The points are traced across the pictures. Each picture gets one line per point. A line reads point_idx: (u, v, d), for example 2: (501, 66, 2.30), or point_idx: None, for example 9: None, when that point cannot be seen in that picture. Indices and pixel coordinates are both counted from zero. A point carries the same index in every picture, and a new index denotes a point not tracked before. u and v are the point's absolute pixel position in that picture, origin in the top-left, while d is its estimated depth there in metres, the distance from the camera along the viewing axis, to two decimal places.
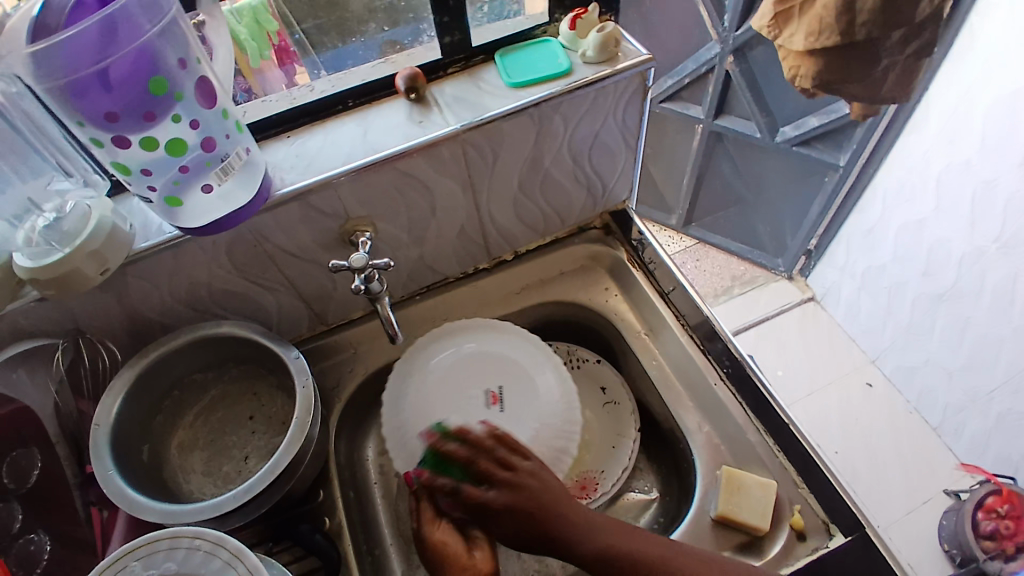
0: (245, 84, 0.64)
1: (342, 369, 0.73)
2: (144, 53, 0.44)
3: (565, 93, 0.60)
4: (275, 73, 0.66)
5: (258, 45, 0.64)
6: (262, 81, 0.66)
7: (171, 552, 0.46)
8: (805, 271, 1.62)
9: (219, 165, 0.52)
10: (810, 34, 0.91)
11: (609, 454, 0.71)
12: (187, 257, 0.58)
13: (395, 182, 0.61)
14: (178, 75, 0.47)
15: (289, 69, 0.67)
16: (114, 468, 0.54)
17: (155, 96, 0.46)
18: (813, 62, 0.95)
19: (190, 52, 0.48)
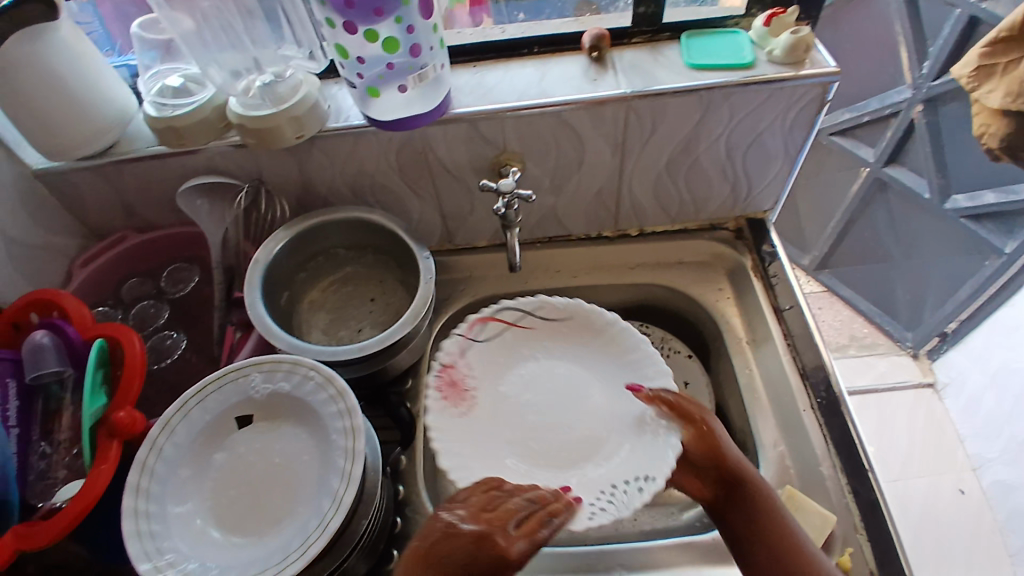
0: None
1: (455, 287, 0.81)
2: None
3: (741, 84, 0.62)
4: (465, 17, 0.72)
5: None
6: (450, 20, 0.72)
7: (290, 374, 0.57)
8: (933, 354, 1.50)
9: (418, 71, 0.59)
10: (1007, 95, 0.86)
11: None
12: (364, 146, 0.66)
13: (555, 129, 0.66)
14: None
15: (477, 16, 0.72)
16: (261, 297, 0.64)
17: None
18: (1007, 122, 0.89)
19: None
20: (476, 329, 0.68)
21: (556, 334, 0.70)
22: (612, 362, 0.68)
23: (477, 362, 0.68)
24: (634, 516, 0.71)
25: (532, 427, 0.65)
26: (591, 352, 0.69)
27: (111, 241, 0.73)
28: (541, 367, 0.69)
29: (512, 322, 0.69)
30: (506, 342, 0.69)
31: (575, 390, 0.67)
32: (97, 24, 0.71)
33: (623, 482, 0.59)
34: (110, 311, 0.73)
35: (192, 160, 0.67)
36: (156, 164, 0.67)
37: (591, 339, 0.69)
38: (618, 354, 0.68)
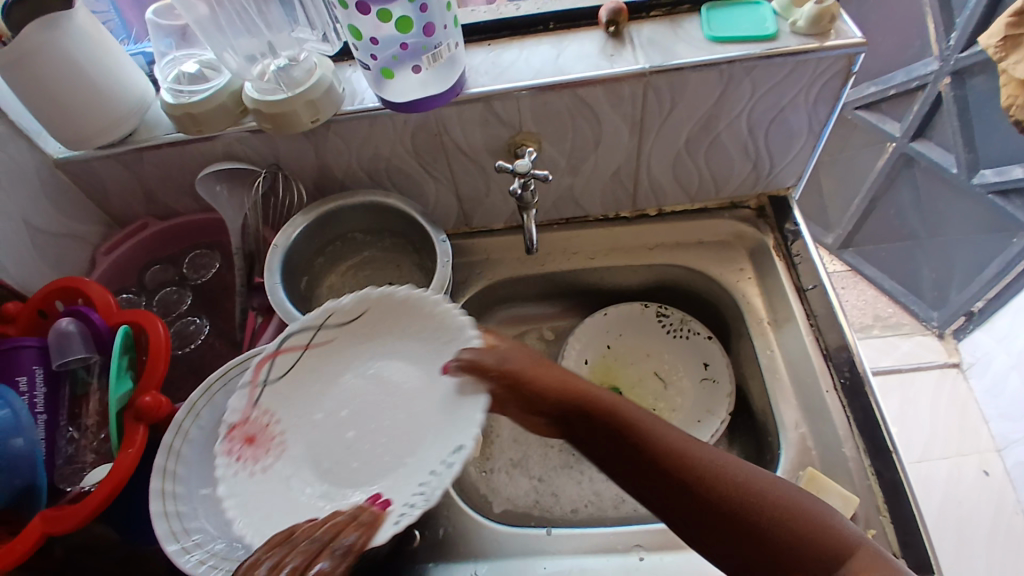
0: None
1: (472, 270, 0.80)
2: None
3: (763, 57, 0.60)
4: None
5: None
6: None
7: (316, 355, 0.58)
8: (959, 333, 1.46)
9: (432, 51, 0.59)
10: None
11: (693, 428, 0.74)
12: (379, 128, 0.66)
13: (571, 108, 0.64)
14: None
15: None
16: (280, 282, 0.65)
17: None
18: None
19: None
20: (264, 368, 0.56)
21: (362, 329, 0.59)
22: (433, 347, 0.58)
23: (275, 398, 0.56)
24: None
25: (346, 449, 0.55)
26: (412, 342, 0.59)
27: (133, 229, 0.74)
28: (372, 370, 0.59)
29: (306, 344, 0.57)
30: (298, 372, 0.57)
31: (398, 388, 0.58)
32: (114, 13, 0.72)
33: (429, 473, 0.51)
34: (135, 297, 0.73)
35: (210, 147, 0.67)
36: (173, 151, 0.67)
37: (406, 324, 0.59)
38: (434, 337, 0.58)
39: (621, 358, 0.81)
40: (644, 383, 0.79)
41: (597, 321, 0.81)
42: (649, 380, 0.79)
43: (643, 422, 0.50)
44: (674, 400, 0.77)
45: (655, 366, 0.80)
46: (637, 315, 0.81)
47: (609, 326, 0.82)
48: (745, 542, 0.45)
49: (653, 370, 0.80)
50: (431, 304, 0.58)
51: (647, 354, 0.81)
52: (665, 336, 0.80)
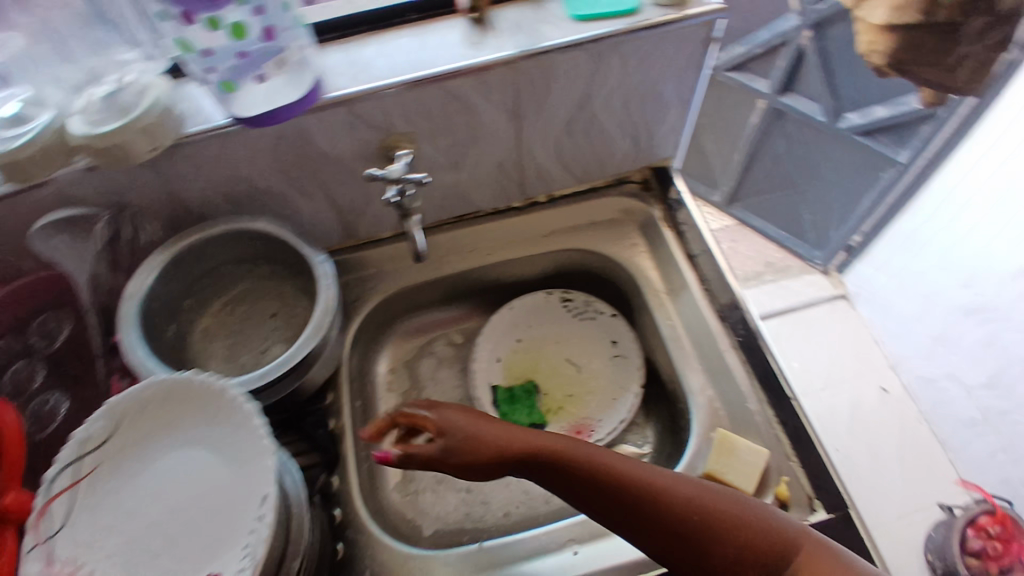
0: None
1: (364, 285, 0.76)
2: None
3: (628, 32, 0.59)
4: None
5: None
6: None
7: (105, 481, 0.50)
8: (843, 267, 1.55)
9: (275, 56, 0.54)
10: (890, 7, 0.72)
11: (611, 407, 0.74)
12: (232, 148, 0.59)
13: (440, 102, 0.61)
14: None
15: None
16: (138, 337, 0.58)
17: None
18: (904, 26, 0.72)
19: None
20: (47, 519, 0.48)
21: (138, 437, 0.52)
22: (224, 428, 0.52)
23: (75, 546, 0.48)
24: None
25: (160, 557, 0.47)
26: (205, 428, 0.52)
27: None
28: (167, 470, 0.51)
29: (78, 480, 0.50)
30: (85, 509, 0.49)
31: (201, 478, 0.50)
32: None
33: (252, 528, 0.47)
34: None
35: (37, 195, 0.58)
36: None
37: (191, 413, 0.53)
38: (223, 417, 0.52)
39: (534, 351, 0.79)
40: (559, 371, 0.78)
41: (503, 317, 0.79)
42: (564, 368, 0.78)
43: (581, 459, 0.52)
44: (589, 384, 0.76)
45: (568, 352, 0.79)
46: (541, 304, 0.80)
47: (516, 319, 0.80)
48: (704, 554, 0.47)
49: (566, 357, 0.78)
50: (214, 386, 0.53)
51: (557, 342, 0.79)
52: (572, 321, 0.79)
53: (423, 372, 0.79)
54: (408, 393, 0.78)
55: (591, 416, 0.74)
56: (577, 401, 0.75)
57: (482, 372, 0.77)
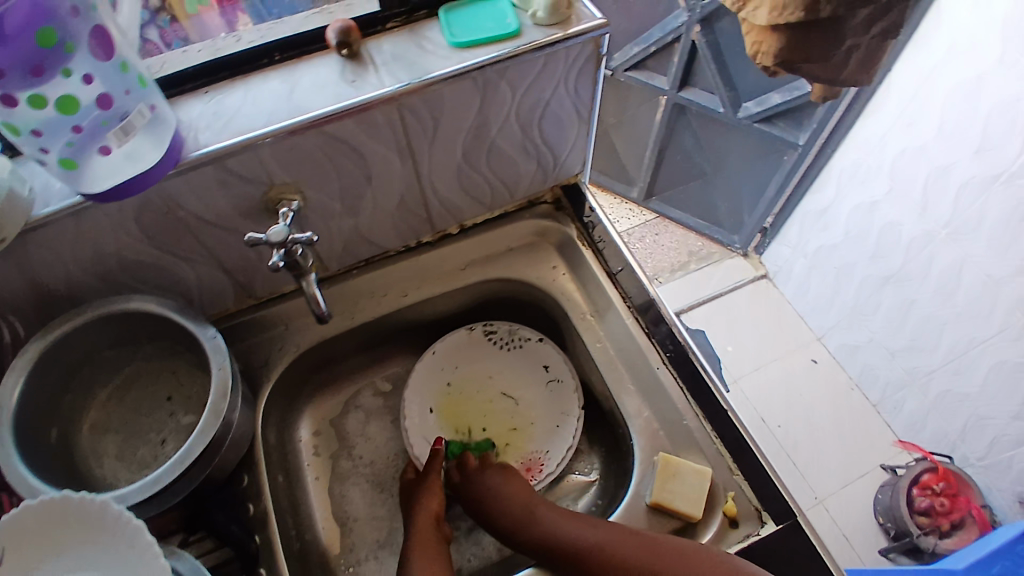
0: (178, 26, 0.60)
1: (271, 346, 0.69)
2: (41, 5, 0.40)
3: (513, 57, 0.57)
4: (215, 18, 0.61)
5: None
6: (197, 25, 0.60)
7: None
8: (759, 248, 1.63)
9: (118, 124, 0.47)
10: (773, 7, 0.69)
11: (556, 437, 0.70)
12: (92, 224, 0.52)
13: (323, 147, 0.56)
14: (70, 24, 0.42)
15: (230, 15, 0.61)
16: (18, 455, 0.50)
17: (44, 50, 0.41)
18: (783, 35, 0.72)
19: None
20: None
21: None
22: (110, 549, 0.44)
23: None
24: None
25: None
26: (89, 551, 0.45)
27: None
28: None
29: None
30: None
31: None
32: None
33: None
34: None
35: None
36: None
37: (71, 535, 0.45)
38: (109, 538, 0.44)
39: (466, 391, 0.75)
40: (496, 409, 0.74)
41: (428, 363, 0.75)
42: (502, 403, 0.74)
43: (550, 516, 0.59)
44: (528, 420, 0.72)
45: (503, 386, 0.75)
46: (464, 342, 0.76)
47: (441, 362, 0.75)
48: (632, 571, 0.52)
49: (501, 390, 0.75)
50: (94, 504, 0.45)
51: (488, 381, 0.75)
52: (501, 354, 0.76)
53: (351, 428, 0.74)
54: (338, 453, 0.72)
55: (535, 450, 0.70)
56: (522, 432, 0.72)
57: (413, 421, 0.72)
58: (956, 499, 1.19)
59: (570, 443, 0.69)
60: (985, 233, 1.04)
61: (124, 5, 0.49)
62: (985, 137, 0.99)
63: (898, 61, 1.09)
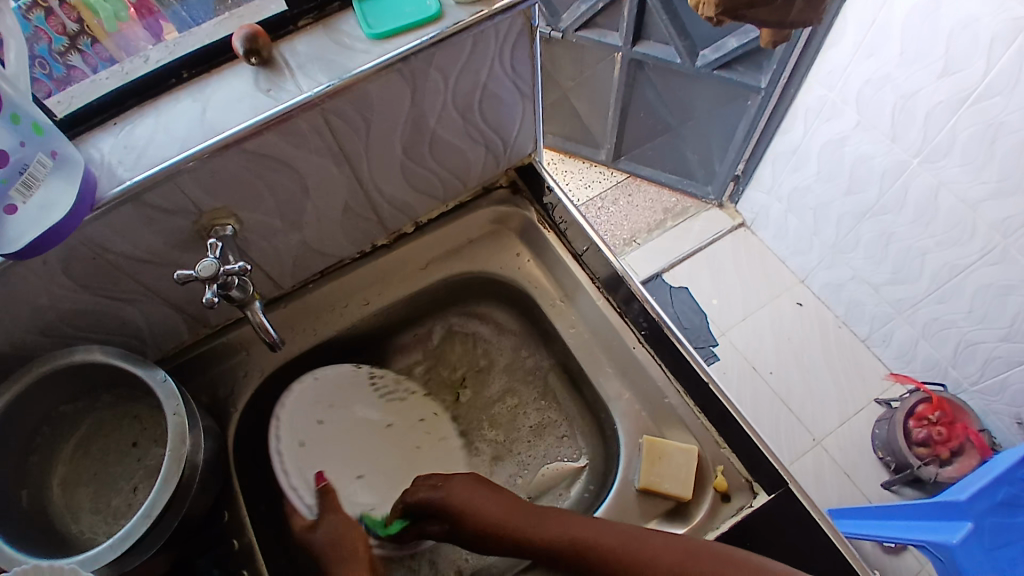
0: (105, 52, 0.55)
1: (234, 375, 0.66)
2: None
3: (438, 42, 0.53)
4: (138, 32, 0.56)
5: (111, 4, 0.55)
6: (121, 43, 0.56)
7: None
8: (734, 197, 1.60)
9: (19, 179, 0.43)
10: None
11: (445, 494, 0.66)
12: (14, 283, 0.49)
13: (248, 166, 0.52)
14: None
15: (155, 27, 0.56)
16: None
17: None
18: None
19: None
20: None
21: None
22: None
23: None
24: None
25: None
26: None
27: None
28: None
29: None
30: None
31: None
32: None
33: None
34: None
35: None
36: None
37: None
38: None
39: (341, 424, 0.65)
40: (380, 443, 0.67)
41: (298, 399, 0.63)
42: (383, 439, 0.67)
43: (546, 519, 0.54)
44: (399, 460, 0.67)
45: (388, 418, 0.69)
46: (344, 378, 0.67)
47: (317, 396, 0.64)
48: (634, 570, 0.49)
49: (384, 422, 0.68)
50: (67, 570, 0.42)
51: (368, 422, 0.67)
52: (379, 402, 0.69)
53: None
54: None
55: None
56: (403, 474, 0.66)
57: None
58: (954, 428, 1.21)
59: (510, 482, 0.67)
60: (957, 157, 1.01)
61: (9, 50, 0.43)
62: (948, 59, 0.96)
63: None
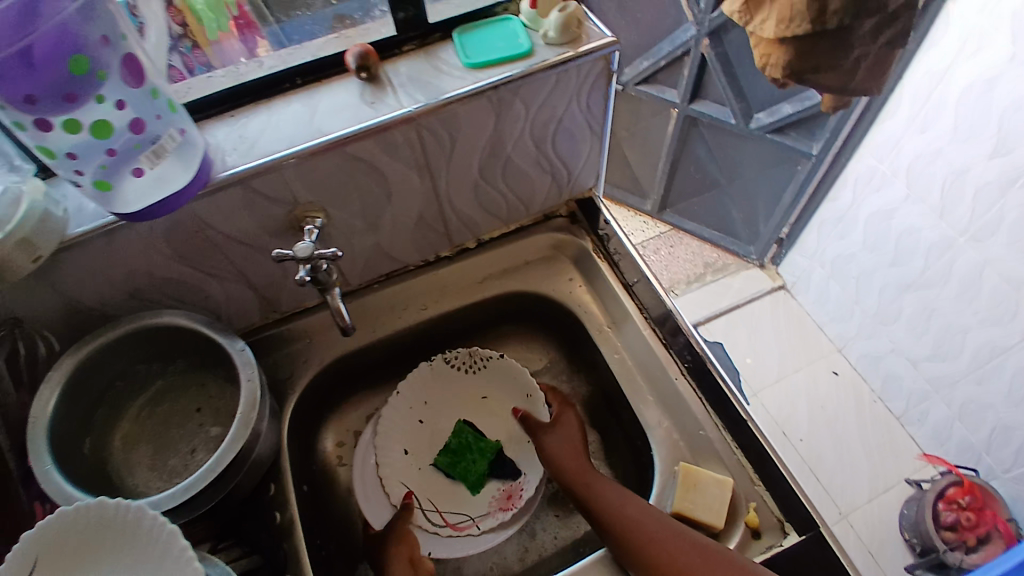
0: (203, 58, 0.61)
1: (296, 360, 0.71)
2: (62, 31, 0.40)
3: (525, 76, 0.59)
4: (235, 44, 0.62)
5: (216, 16, 0.61)
6: (219, 53, 0.62)
7: None
8: (776, 259, 1.62)
9: (149, 147, 0.48)
10: (779, 21, 0.71)
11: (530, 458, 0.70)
12: (123, 243, 0.55)
13: (344, 167, 0.58)
14: (101, 53, 0.43)
15: (250, 40, 0.63)
16: (53, 464, 0.53)
17: (76, 76, 0.42)
18: (786, 48, 0.74)
19: (116, 28, 0.44)
20: None
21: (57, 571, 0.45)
22: (144, 555, 0.46)
23: None
24: (554, 533, 0.68)
25: None
26: (126, 560, 0.46)
27: None
28: None
29: None
30: None
31: None
32: None
33: None
34: None
35: None
36: None
37: (106, 545, 0.46)
38: (146, 546, 0.46)
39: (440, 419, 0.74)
40: (480, 412, 0.74)
41: (392, 407, 0.72)
42: (477, 413, 0.74)
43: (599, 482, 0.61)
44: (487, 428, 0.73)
45: (481, 390, 0.75)
46: (428, 377, 0.74)
47: (408, 401, 0.73)
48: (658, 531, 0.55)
49: (478, 391, 0.75)
50: (132, 510, 0.47)
51: (461, 405, 0.74)
52: (467, 377, 0.75)
53: None
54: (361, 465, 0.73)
55: (520, 471, 0.70)
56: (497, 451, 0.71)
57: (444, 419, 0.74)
58: (982, 514, 1.17)
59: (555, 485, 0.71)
60: (1004, 236, 1.03)
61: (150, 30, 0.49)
62: (999, 142, 0.98)
63: (910, 67, 1.09)
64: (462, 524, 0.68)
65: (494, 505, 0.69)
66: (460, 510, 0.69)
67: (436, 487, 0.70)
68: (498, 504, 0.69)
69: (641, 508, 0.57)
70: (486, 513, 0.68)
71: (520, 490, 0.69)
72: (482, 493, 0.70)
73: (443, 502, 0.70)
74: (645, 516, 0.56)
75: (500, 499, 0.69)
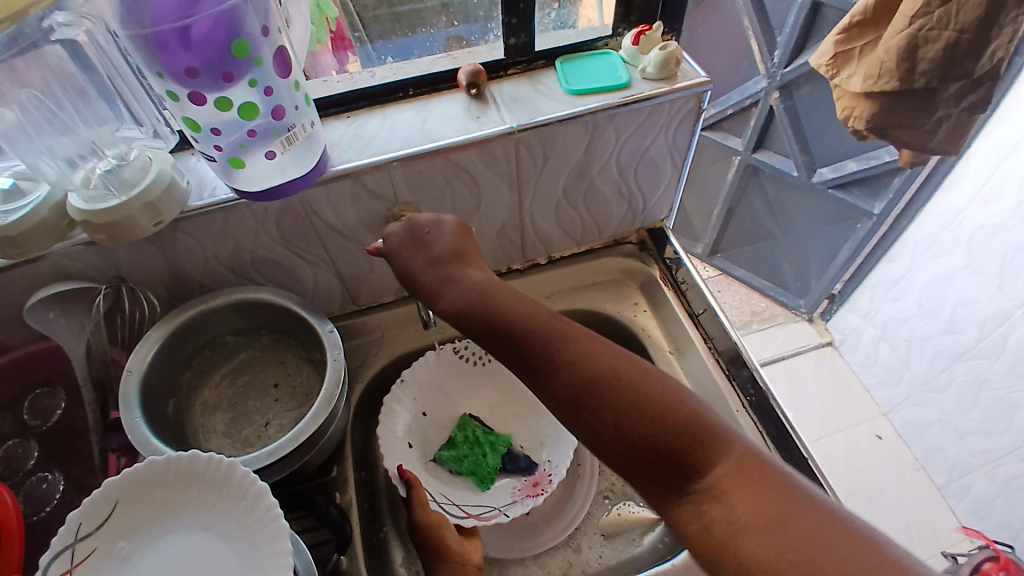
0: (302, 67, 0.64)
1: (367, 350, 0.75)
2: (230, 16, 0.45)
3: (622, 105, 0.62)
4: (328, 59, 0.66)
5: (317, 31, 0.64)
6: (314, 65, 0.66)
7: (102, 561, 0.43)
8: (825, 315, 1.62)
9: (285, 134, 0.53)
10: (868, 77, 0.86)
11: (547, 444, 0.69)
12: (237, 220, 0.59)
13: (444, 172, 0.62)
14: (260, 42, 0.48)
15: (342, 56, 0.67)
16: (140, 417, 0.56)
17: (236, 58, 0.47)
18: (870, 104, 0.90)
19: (273, 22, 0.49)
20: None
21: (137, 511, 0.45)
22: (226, 509, 0.46)
23: None
24: (598, 551, 0.68)
25: None
26: (207, 512, 0.46)
27: None
28: (153, 557, 0.44)
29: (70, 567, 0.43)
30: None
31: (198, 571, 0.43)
32: None
33: None
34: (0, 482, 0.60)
35: (35, 269, 0.57)
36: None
37: (189, 495, 0.46)
38: (232, 500, 0.46)
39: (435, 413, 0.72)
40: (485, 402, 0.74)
41: (400, 394, 0.69)
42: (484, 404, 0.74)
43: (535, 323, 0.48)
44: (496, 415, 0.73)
45: (474, 384, 0.74)
46: (435, 367, 0.73)
47: (415, 393, 0.71)
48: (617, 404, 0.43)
49: (476, 382, 0.74)
50: (221, 465, 0.47)
51: (466, 400, 0.73)
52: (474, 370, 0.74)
53: None
54: None
55: (537, 462, 0.69)
56: (509, 444, 0.70)
57: (446, 409, 0.73)
58: None
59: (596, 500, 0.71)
60: None
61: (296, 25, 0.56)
62: None
63: (978, 137, 1.09)
64: (487, 514, 0.64)
65: (520, 493, 0.66)
66: (479, 502, 0.65)
67: (447, 479, 0.67)
68: (522, 492, 0.66)
69: (617, 373, 0.44)
70: (511, 502, 0.65)
71: (548, 476, 0.66)
72: (497, 486, 0.67)
73: (457, 496, 0.66)
74: (624, 383, 0.44)
75: (527, 487, 0.66)
